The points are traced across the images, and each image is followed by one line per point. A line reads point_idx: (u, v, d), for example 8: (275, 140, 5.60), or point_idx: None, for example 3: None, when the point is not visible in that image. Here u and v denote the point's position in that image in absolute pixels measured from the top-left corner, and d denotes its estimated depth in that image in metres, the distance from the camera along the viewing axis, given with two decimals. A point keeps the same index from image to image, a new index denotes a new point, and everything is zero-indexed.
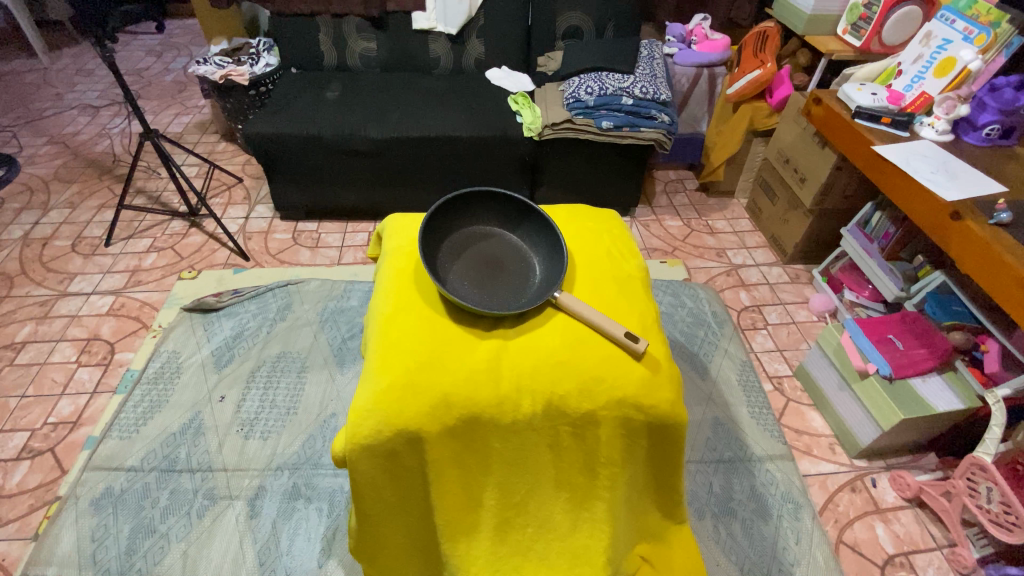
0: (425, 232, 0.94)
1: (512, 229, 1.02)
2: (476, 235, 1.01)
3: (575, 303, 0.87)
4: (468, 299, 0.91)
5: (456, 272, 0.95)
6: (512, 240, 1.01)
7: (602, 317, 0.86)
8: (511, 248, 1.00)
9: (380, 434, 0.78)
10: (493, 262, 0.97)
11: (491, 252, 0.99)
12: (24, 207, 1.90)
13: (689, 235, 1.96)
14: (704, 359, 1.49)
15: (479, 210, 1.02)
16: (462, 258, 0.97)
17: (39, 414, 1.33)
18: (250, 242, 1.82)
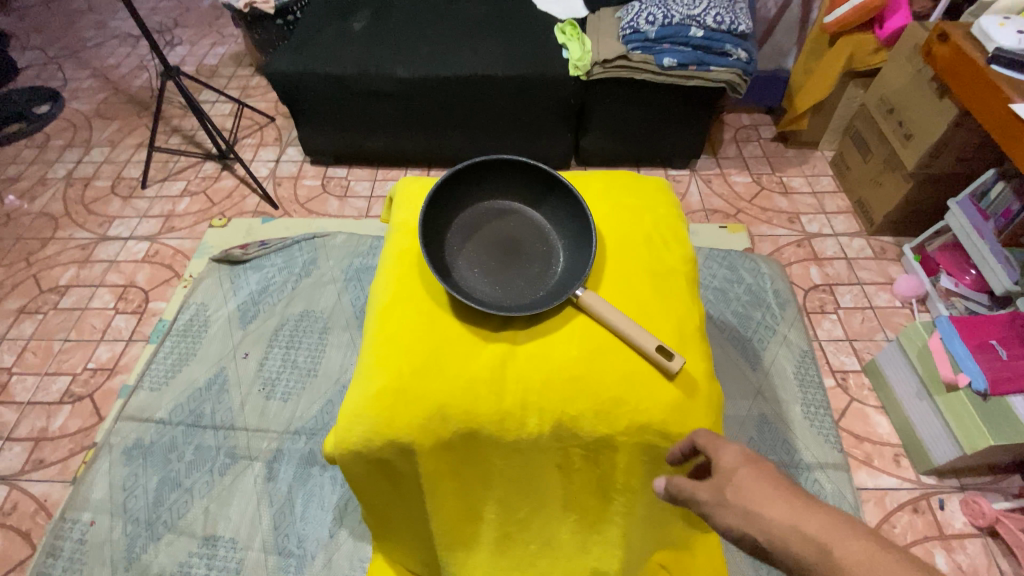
0: (430, 209, 0.82)
1: (535, 205, 0.88)
2: (492, 212, 0.87)
3: (598, 303, 0.74)
4: (476, 291, 0.80)
5: (465, 255, 0.83)
6: (536, 219, 0.87)
7: (632, 325, 0.72)
8: (533, 230, 0.86)
9: (369, 442, 0.71)
10: (510, 247, 0.84)
11: (508, 233, 0.85)
12: (67, 144, 1.91)
13: (757, 195, 1.72)
14: (757, 345, 1.32)
15: (498, 183, 0.87)
16: (474, 240, 0.84)
17: (80, 358, 1.38)
18: (279, 188, 1.75)
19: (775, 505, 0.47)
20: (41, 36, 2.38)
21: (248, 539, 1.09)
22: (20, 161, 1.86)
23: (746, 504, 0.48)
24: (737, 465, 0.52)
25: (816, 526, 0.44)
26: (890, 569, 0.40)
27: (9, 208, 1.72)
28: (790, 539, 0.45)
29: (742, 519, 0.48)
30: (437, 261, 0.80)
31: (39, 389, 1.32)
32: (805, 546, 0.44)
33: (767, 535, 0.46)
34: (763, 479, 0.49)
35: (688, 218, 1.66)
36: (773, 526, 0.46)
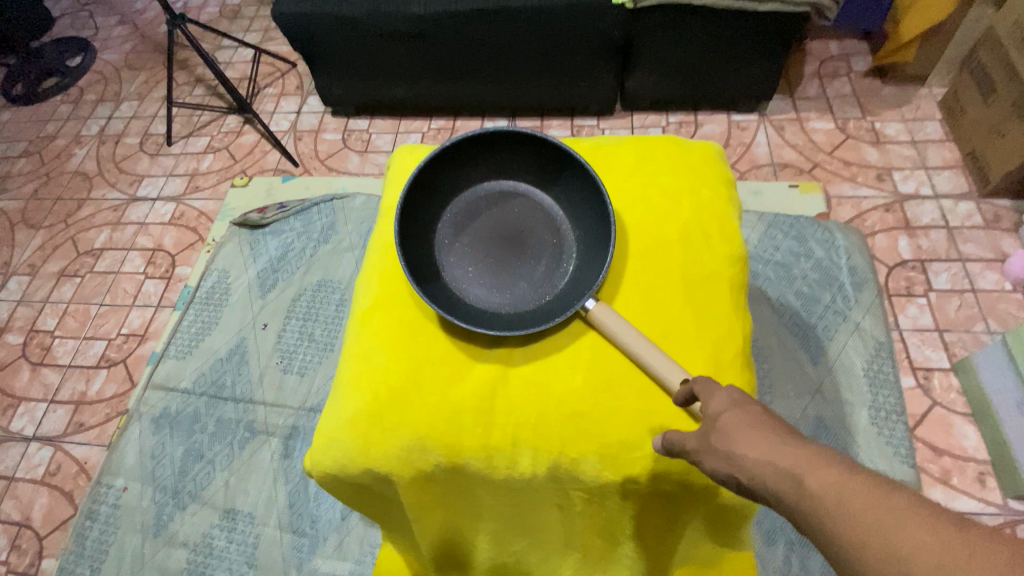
0: (416, 197, 0.69)
1: (547, 186, 0.73)
2: (494, 196, 0.73)
3: (611, 322, 0.60)
4: (469, 296, 0.68)
5: (458, 252, 0.70)
6: (547, 207, 0.73)
7: (654, 351, 0.58)
8: (542, 219, 0.72)
9: (345, 469, 0.64)
10: (512, 241, 0.71)
11: (512, 223, 0.71)
12: (100, 99, 1.89)
13: (840, 145, 1.44)
14: (821, 334, 1.13)
15: (502, 162, 0.73)
16: (471, 231, 0.71)
17: (114, 324, 1.40)
18: (300, 143, 1.65)
19: (754, 445, 0.42)
20: None
21: (265, 515, 1.10)
22: (57, 117, 1.87)
23: (725, 447, 0.44)
24: (724, 409, 0.47)
25: (790, 459, 0.39)
26: (856, 490, 0.35)
27: (49, 167, 1.74)
28: (767, 475, 0.40)
29: (725, 463, 0.44)
30: (423, 259, 0.69)
31: (79, 352, 1.37)
32: (780, 480, 0.39)
33: (746, 475, 0.41)
34: (745, 420, 0.44)
35: (752, 175, 1.42)
36: (749, 461, 0.41)
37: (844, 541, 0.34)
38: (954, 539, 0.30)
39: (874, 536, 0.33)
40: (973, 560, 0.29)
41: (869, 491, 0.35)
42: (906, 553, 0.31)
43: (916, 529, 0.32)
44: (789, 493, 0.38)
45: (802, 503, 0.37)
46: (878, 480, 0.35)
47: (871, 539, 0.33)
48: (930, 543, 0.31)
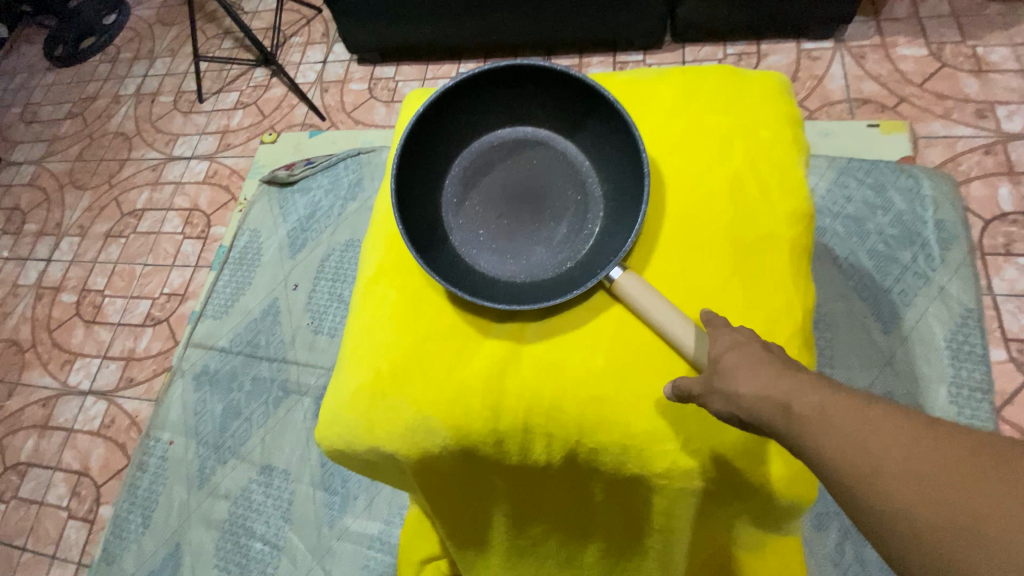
0: (420, 151, 0.61)
1: (574, 135, 0.64)
2: (509, 147, 0.65)
3: (641, 295, 0.52)
4: (479, 262, 0.61)
5: (468, 213, 0.63)
6: (571, 159, 0.64)
7: (689, 331, 0.50)
8: (565, 173, 0.63)
9: (350, 447, 0.60)
10: (528, 199, 0.63)
11: (528, 178, 0.63)
12: (135, 57, 1.88)
13: (934, 76, 1.22)
14: (896, 300, 0.99)
15: (518, 107, 0.64)
16: (483, 188, 0.64)
17: (157, 283, 1.44)
18: (326, 95, 1.57)
19: (750, 380, 0.42)
20: None
21: (299, 472, 1.12)
22: (97, 78, 1.89)
23: (724, 386, 0.43)
24: (723, 349, 0.45)
25: (782, 389, 0.40)
26: (839, 409, 0.36)
27: (92, 128, 1.78)
28: (761, 408, 0.40)
29: (727, 404, 0.43)
30: (428, 221, 0.62)
31: (126, 311, 1.42)
32: (774, 409, 0.39)
33: (743, 409, 0.41)
34: (742, 358, 0.43)
35: (823, 114, 1.23)
36: (745, 394, 0.41)
37: (827, 455, 0.35)
38: (926, 441, 0.32)
39: (853, 444, 0.34)
40: (941, 457, 0.31)
41: (850, 407, 0.36)
42: (880, 455, 0.33)
43: (890, 432, 0.34)
44: (781, 421, 0.39)
45: (791, 425, 0.38)
46: (858, 396, 0.37)
47: (849, 446, 0.34)
48: (903, 446, 0.33)
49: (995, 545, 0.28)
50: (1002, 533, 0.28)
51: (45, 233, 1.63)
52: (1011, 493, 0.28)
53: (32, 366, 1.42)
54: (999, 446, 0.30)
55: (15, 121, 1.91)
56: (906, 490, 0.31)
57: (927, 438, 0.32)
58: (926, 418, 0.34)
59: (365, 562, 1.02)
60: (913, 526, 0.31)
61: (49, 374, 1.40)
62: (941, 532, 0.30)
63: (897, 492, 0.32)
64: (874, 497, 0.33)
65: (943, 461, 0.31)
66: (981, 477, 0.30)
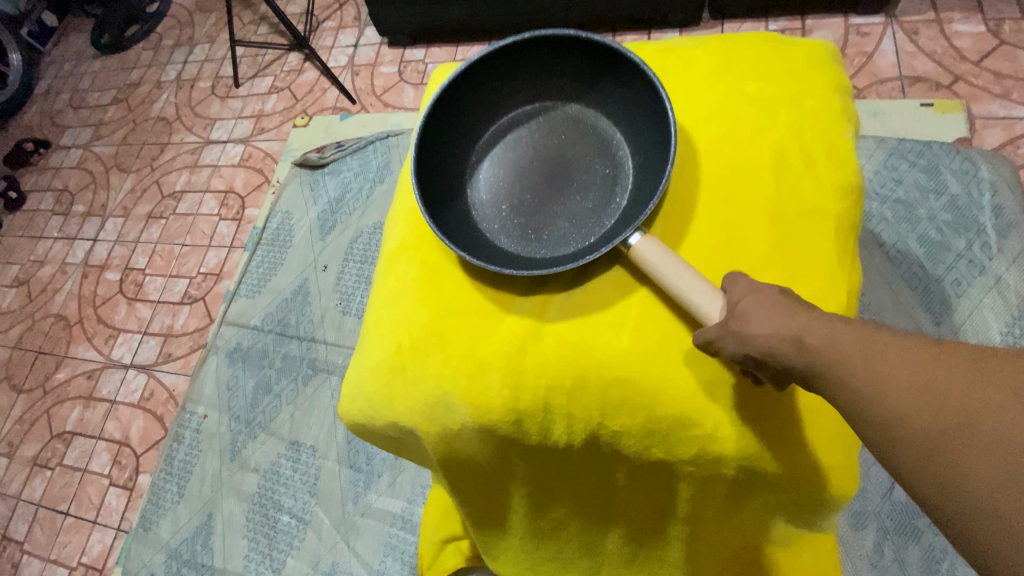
0: (441, 125, 0.61)
1: (603, 104, 0.62)
2: (536, 121, 0.64)
3: (654, 259, 0.49)
4: (498, 236, 0.60)
5: (489, 188, 0.62)
6: (598, 132, 0.62)
7: (707, 294, 0.47)
8: (590, 147, 0.61)
9: (371, 422, 0.60)
10: (551, 172, 0.61)
11: (555, 152, 0.62)
12: (176, 43, 1.93)
13: (996, 50, 1.13)
14: (948, 290, 0.93)
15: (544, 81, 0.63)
16: (507, 163, 0.63)
17: (194, 263, 1.49)
18: (357, 79, 1.58)
19: (764, 319, 0.41)
20: None
21: (325, 449, 1.14)
22: (141, 64, 1.95)
23: (738, 328, 0.42)
24: (742, 295, 0.44)
25: (795, 324, 0.40)
26: (850, 337, 0.37)
27: (135, 113, 1.84)
28: (772, 345, 0.40)
29: (738, 344, 0.42)
30: (448, 194, 0.62)
31: (166, 289, 1.47)
32: (787, 345, 0.39)
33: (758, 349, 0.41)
34: (757, 302, 0.42)
35: (872, 92, 1.16)
36: (759, 331, 0.41)
37: (834, 379, 0.37)
38: (927, 359, 0.34)
39: (859, 366, 0.36)
40: (944, 372, 0.33)
41: (858, 335, 0.37)
42: (886, 374, 0.35)
43: (895, 354, 0.35)
44: (793, 354, 0.39)
45: (803, 355, 0.39)
46: (861, 323, 0.38)
47: (858, 368, 0.36)
48: (907, 365, 0.35)
49: (990, 444, 0.30)
50: (998, 430, 0.30)
51: (92, 215, 1.70)
52: (1001, 392, 0.31)
53: (78, 340, 1.49)
54: (995, 359, 0.33)
55: (65, 107, 2.00)
56: (906, 403, 0.34)
57: (931, 356, 0.34)
58: (925, 339, 0.36)
59: (387, 538, 1.03)
60: (917, 434, 0.33)
61: (94, 348, 1.46)
62: (943, 437, 0.32)
63: (903, 405, 0.34)
64: (880, 413, 0.35)
65: (945, 375, 0.33)
66: (979, 386, 0.32)
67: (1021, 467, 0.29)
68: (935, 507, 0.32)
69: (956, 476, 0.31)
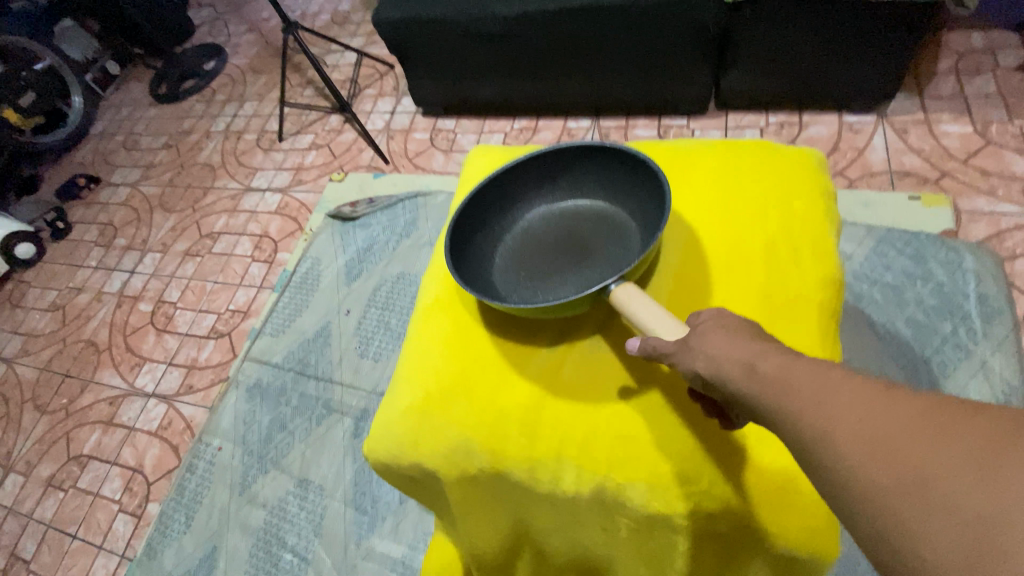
0: (481, 206, 0.71)
1: (615, 192, 0.71)
2: (565, 209, 0.73)
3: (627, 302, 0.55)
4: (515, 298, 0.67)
5: (516, 261, 0.71)
6: (617, 221, 0.70)
7: (676, 331, 0.50)
8: (610, 234, 0.69)
9: (395, 461, 0.66)
10: (573, 251, 0.69)
11: (578, 235, 0.70)
12: (228, 99, 2.12)
13: (978, 153, 1.24)
14: (936, 371, 0.98)
15: (574, 178, 0.73)
16: (531, 240, 0.72)
17: (224, 300, 1.58)
18: (392, 142, 1.72)
19: (726, 346, 0.44)
20: None
21: (333, 489, 1.18)
22: (193, 115, 2.13)
23: (698, 349, 0.45)
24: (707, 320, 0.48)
25: (753, 354, 0.43)
26: (805, 373, 0.40)
27: (184, 158, 2.00)
28: (728, 369, 0.43)
29: (694, 364, 0.46)
30: (481, 263, 0.70)
31: (194, 323, 1.56)
32: (755, 383, 0.41)
33: (725, 383, 0.43)
34: (722, 338, 0.45)
35: (864, 183, 1.27)
36: (727, 366, 0.43)
37: (786, 411, 0.39)
38: (880, 403, 0.36)
39: (810, 402, 0.38)
40: (895, 417, 0.34)
41: (815, 372, 0.39)
42: (835, 413, 0.37)
43: (859, 403, 0.36)
44: (761, 393, 0.41)
45: (769, 396, 0.40)
46: (820, 361, 0.40)
47: (819, 413, 0.37)
48: (858, 407, 0.36)
49: (939, 500, 0.31)
50: (940, 482, 0.31)
51: (132, 248, 1.81)
52: (947, 444, 0.32)
53: (105, 366, 1.56)
54: (956, 413, 0.33)
55: (119, 148, 2.17)
56: (853, 446, 0.35)
57: (892, 405, 0.35)
58: (883, 384, 0.37)
59: None
60: (877, 486, 0.33)
61: (119, 375, 1.53)
62: (901, 490, 0.32)
63: (847, 446, 0.35)
64: (827, 451, 0.36)
65: (895, 421, 0.34)
66: (931, 435, 0.33)
67: (955, 520, 0.30)
68: (876, 553, 0.34)
69: (915, 531, 0.31)
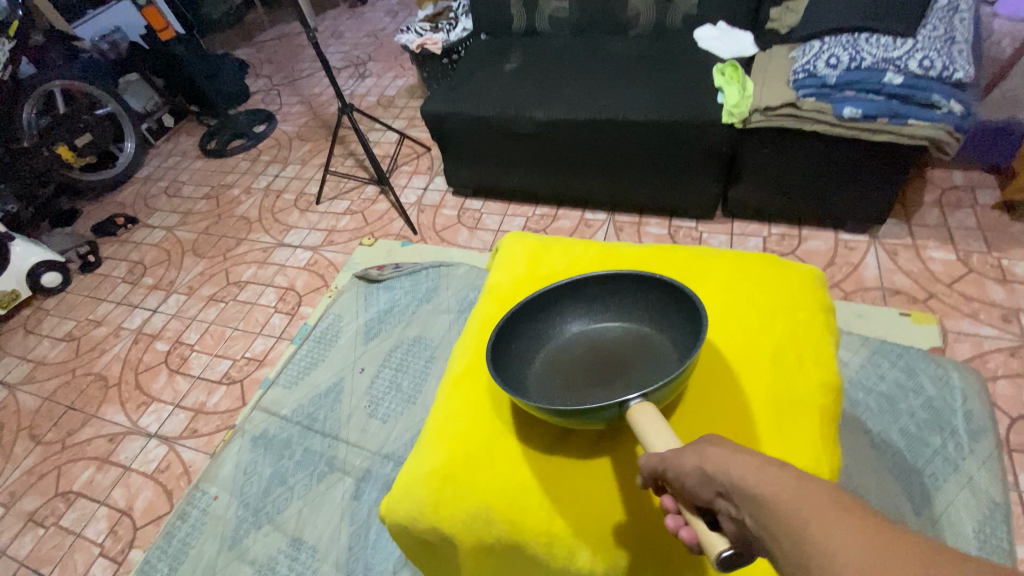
0: (533, 308, 0.78)
1: (657, 314, 0.77)
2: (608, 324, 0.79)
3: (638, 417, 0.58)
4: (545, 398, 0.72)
5: (556, 364, 0.76)
6: (656, 346, 0.75)
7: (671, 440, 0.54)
8: (646, 357, 0.74)
9: (413, 522, 0.69)
10: (608, 366, 0.74)
11: (616, 352, 0.76)
12: (272, 160, 2.29)
13: (961, 278, 1.35)
14: (927, 483, 1.02)
15: (622, 296, 0.79)
16: (566, 350, 0.78)
17: (241, 347, 1.62)
18: (421, 215, 1.86)
19: (736, 456, 0.45)
20: (272, 65, 2.85)
21: (325, 552, 1.16)
22: (237, 171, 2.30)
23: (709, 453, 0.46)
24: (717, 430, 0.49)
25: (761, 466, 0.43)
26: (810, 492, 0.39)
27: (222, 209, 2.12)
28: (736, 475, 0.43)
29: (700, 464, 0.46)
30: (522, 359, 0.77)
31: (208, 367, 1.59)
32: (767, 492, 0.41)
33: (738, 486, 0.43)
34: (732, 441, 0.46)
35: (858, 297, 1.37)
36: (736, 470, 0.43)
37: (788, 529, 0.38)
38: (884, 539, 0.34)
39: (812, 522, 0.37)
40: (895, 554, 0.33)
41: (821, 494, 0.39)
42: (834, 538, 0.35)
43: (870, 538, 0.35)
44: (767, 492, 0.41)
45: (774, 507, 0.39)
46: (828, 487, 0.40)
47: (819, 534, 0.36)
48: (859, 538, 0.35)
49: None
50: None
51: (158, 288, 1.88)
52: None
53: (111, 402, 1.57)
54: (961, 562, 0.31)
55: (160, 194, 2.31)
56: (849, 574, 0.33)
57: (895, 544, 0.34)
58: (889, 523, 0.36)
59: None
60: None
61: (124, 413, 1.54)
62: None
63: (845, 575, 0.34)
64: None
65: (896, 558, 0.33)
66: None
67: None
68: None
69: None
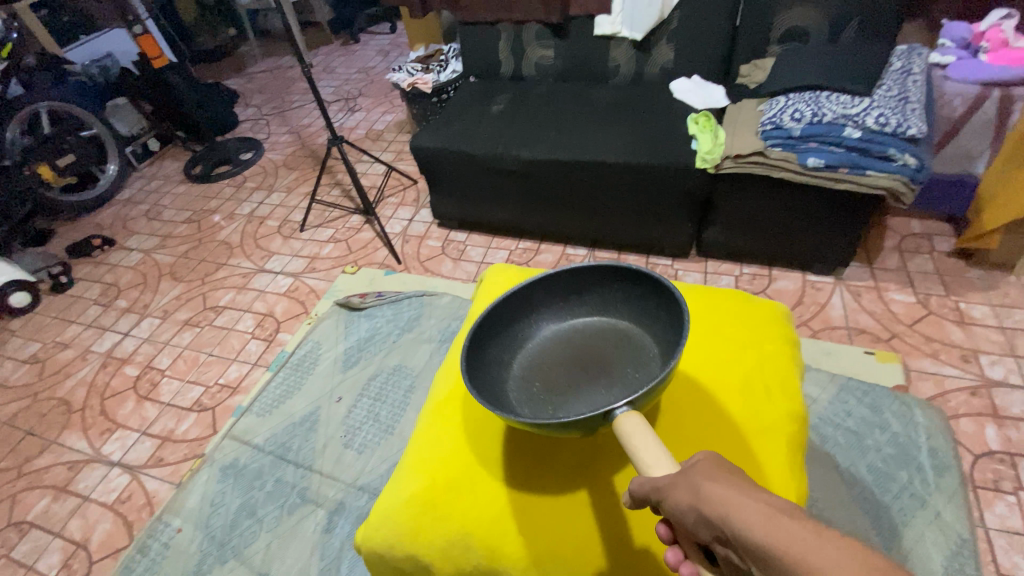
0: (510, 316, 0.82)
1: (634, 314, 0.80)
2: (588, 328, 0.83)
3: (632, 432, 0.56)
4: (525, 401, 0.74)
5: (538, 368, 0.79)
6: (634, 344, 0.78)
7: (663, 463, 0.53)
8: (624, 355, 0.77)
9: (391, 550, 0.69)
10: (588, 366, 0.77)
11: (595, 352, 0.78)
12: (257, 187, 2.30)
13: (921, 320, 1.43)
14: (896, 517, 1.05)
15: (596, 300, 0.83)
16: (545, 355, 0.81)
17: (215, 373, 1.59)
18: (406, 245, 1.88)
19: (722, 495, 0.45)
20: (262, 95, 2.90)
21: None
22: (220, 197, 2.30)
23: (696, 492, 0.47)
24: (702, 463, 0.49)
25: (747, 506, 0.43)
26: (799, 533, 0.40)
27: (203, 234, 2.11)
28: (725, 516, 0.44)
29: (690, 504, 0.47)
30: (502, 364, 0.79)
31: (179, 393, 1.55)
32: (758, 536, 0.41)
33: (729, 528, 0.43)
34: (713, 473, 0.47)
35: (826, 335, 1.43)
36: (726, 512, 0.44)
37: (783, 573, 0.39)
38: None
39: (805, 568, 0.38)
40: None
41: (808, 534, 0.40)
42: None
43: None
44: (759, 535, 0.41)
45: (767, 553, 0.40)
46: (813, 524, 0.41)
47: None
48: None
49: None
50: None
51: (131, 312, 1.84)
52: None
53: (73, 428, 1.51)
54: None
55: (140, 216, 2.29)
56: None
57: None
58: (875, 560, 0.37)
59: None
60: None
61: (85, 440, 1.48)
62: None
63: None
64: None
65: None
66: None
67: None
68: None
69: None
